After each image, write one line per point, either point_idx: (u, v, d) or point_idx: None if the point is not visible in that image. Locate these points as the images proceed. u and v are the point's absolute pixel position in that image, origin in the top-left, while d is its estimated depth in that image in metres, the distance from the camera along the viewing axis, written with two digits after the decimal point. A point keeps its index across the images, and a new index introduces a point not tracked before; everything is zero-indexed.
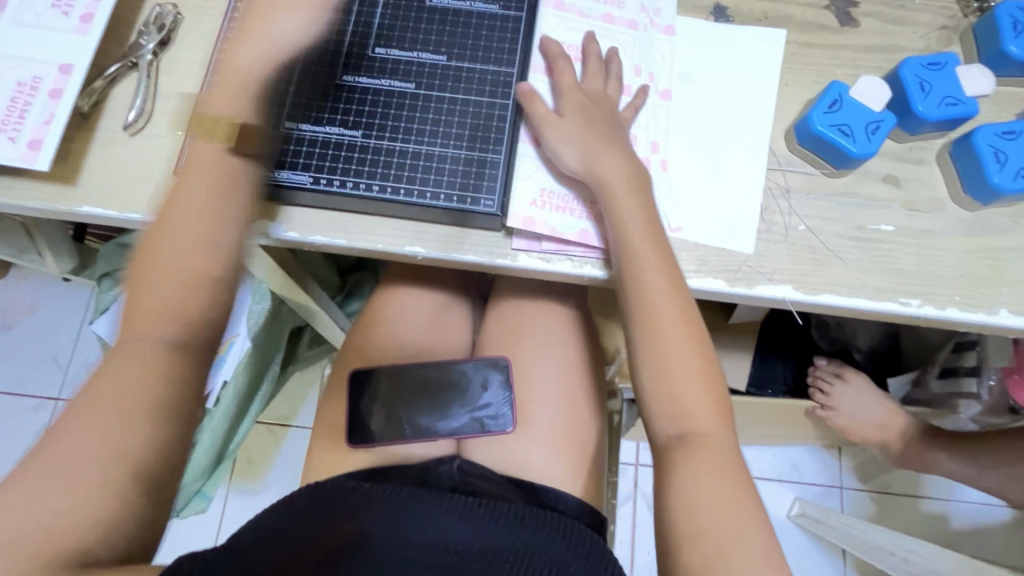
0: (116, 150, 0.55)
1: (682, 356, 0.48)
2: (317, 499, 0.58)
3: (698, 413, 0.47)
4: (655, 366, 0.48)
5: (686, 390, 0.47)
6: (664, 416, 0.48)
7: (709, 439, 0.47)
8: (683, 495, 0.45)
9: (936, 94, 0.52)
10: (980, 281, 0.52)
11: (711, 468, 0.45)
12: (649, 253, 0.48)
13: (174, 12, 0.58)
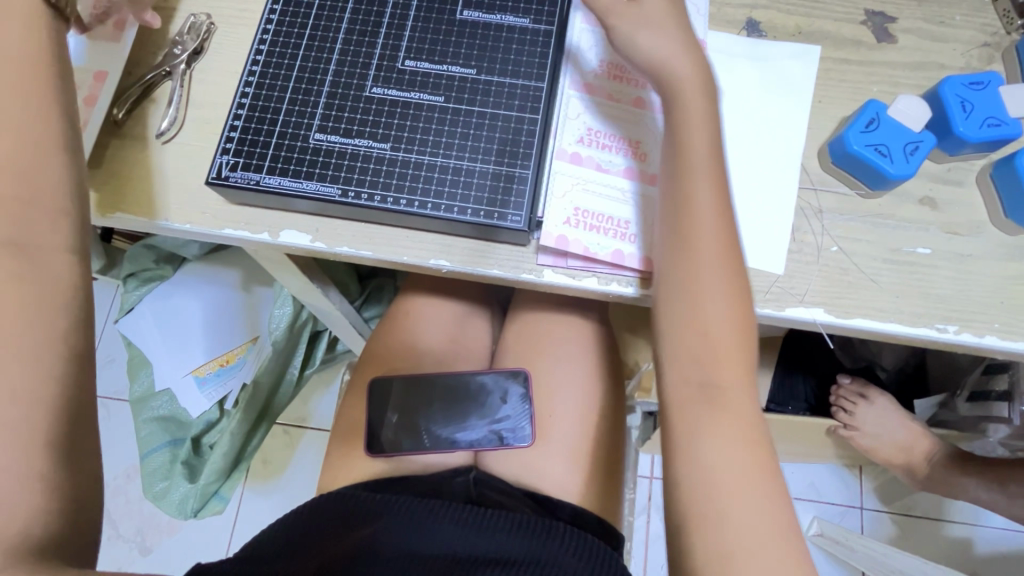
0: (148, 158, 0.55)
1: (717, 308, 0.43)
2: (332, 505, 0.61)
3: (726, 365, 0.43)
4: (685, 313, 0.44)
5: (718, 339, 0.43)
6: (684, 361, 0.44)
7: (733, 399, 0.42)
8: (700, 466, 0.41)
9: (978, 114, 0.51)
10: (1020, 308, 0.50)
11: (729, 436, 0.42)
12: (696, 194, 0.45)
13: (208, 21, 0.59)
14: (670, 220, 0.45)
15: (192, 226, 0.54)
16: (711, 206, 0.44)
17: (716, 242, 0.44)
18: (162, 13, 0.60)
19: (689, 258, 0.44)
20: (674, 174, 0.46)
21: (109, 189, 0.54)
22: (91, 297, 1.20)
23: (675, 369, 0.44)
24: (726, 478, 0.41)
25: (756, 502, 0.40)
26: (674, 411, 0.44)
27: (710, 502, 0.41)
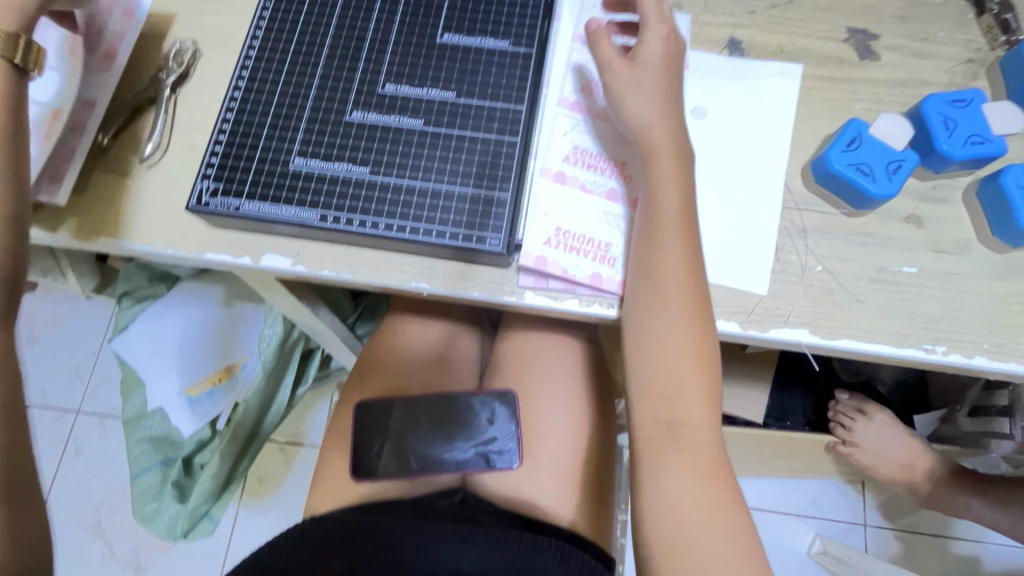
0: (131, 183, 0.55)
1: (683, 344, 0.46)
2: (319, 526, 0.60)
3: (688, 404, 0.45)
4: (652, 350, 0.46)
5: (682, 375, 0.46)
6: (654, 396, 0.46)
7: (695, 434, 0.45)
8: (666, 498, 0.44)
9: (961, 132, 0.50)
10: (1009, 328, 0.49)
11: (692, 469, 0.44)
12: (666, 236, 0.47)
13: (193, 47, 0.59)
14: (642, 258, 0.48)
15: (173, 250, 0.53)
16: (679, 246, 0.47)
17: (684, 280, 0.46)
18: (148, 39, 0.61)
19: (659, 294, 0.46)
20: (646, 217, 0.48)
21: (93, 214, 0.55)
22: (88, 316, 1.21)
23: (643, 407, 0.47)
24: (691, 509, 0.43)
25: (721, 531, 0.42)
26: (641, 447, 0.46)
27: (676, 531, 0.43)
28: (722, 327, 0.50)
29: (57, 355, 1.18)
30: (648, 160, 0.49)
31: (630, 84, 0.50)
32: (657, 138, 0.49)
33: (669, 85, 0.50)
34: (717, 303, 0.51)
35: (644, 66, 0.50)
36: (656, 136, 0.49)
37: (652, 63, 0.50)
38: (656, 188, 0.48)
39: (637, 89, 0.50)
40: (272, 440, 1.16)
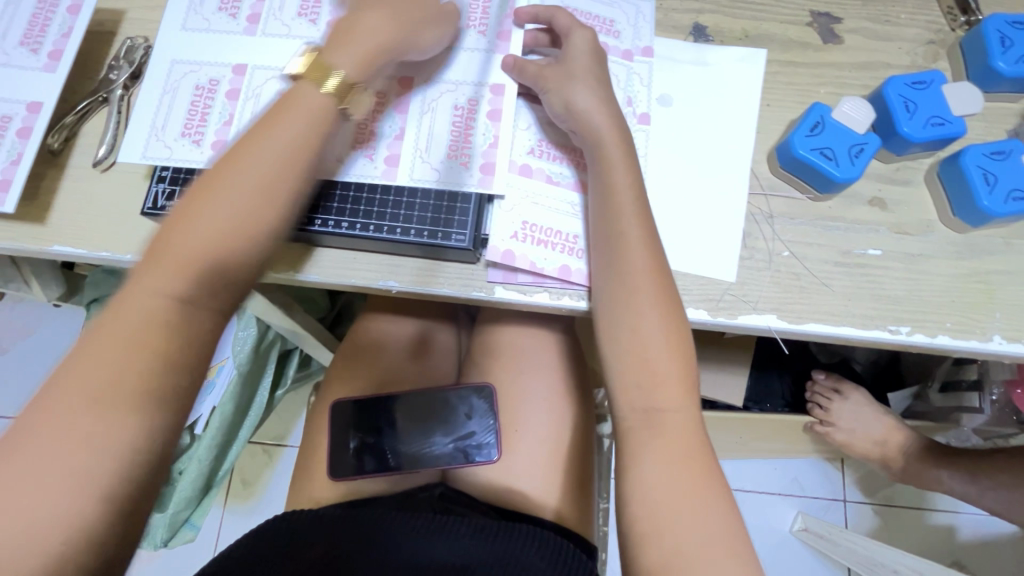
0: (87, 188, 0.54)
1: (655, 333, 0.46)
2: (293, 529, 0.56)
3: (665, 389, 0.45)
4: (625, 340, 0.46)
5: (655, 363, 0.45)
6: (631, 385, 0.46)
7: (673, 421, 0.45)
8: (643, 484, 0.44)
9: (921, 113, 0.51)
10: (971, 307, 0.50)
11: (670, 455, 0.44)
12: (634, 222, 0.47)
13: (145, 44, 0.57)
14: (607, 249, 0.48)
15: (133, 256, 0.52)
16: (644, 235, 0.47)
17: (651, 270, 0.46)
18: (98, 37, 0.58)
19: (625, 284, 0.46)
20: (610, 203, 0.48)
21: (47, 221, 0.53)
22: (58, 324, 1.17)
23: (622, 396, 0.46)
24: (667, 494, 0.43)
25: (700, 516, 0.42)
26: (621, 436, 0.46)
27: (653, 517, 0.42)
28: (691, 316, 0.50)
29: (28, 365, 1.15)
30: (603, 151, 0.49)
31: (574, 79, 0.50)
32: (608, 129, 0.49)
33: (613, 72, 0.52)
34: (686, 292, 0.51)
35: (581, 62, 0.51)
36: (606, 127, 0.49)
37: (583, 60, 0.51)
38: (612, 180, 0.48)
39: (584, 80, 0.51)
40: (255, 442, 1.15)
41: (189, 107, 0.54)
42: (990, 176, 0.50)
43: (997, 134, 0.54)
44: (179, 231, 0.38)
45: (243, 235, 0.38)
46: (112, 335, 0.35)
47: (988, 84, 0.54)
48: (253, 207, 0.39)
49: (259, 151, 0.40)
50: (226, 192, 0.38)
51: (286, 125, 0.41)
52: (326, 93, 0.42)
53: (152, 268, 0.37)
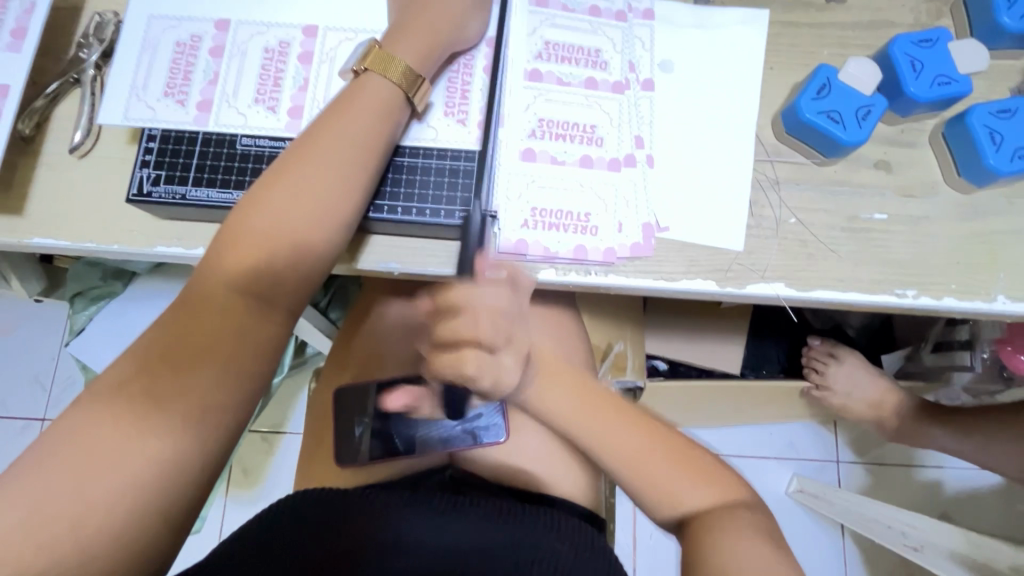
0: (65, 176, 0.51)
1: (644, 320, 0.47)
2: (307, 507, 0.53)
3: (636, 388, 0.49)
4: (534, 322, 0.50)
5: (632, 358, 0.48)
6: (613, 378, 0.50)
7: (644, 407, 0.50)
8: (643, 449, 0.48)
9: (928, 73, 0.50)
10: (977, 267, 0.50)
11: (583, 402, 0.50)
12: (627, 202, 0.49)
13: (115, 19, 0.54)
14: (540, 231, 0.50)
15: (119, 246, 0.50)
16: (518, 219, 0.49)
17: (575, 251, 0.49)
18: (64, 13, 0.55)
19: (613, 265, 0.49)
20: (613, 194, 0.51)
21: (25, 213, 0.50)
22: (41, 321, 1.14)
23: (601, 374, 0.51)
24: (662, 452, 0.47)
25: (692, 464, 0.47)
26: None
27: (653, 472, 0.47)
28: (700, 287, 0.50)
29: (13, 363, 1.12)
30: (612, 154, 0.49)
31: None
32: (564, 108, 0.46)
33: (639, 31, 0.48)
34: (694, 263, 0.50)
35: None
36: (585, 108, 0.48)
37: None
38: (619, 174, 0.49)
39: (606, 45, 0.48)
40: (253, 432, 1.14)
41: (171, 66, 0.51)
42: (996, 135, 0.49)
43: (1001, 92, 0.54)
44: (264, 215, 0.41)
45: (314, 223, 0.42)
46: (189, 310, 0.39)
47: (992, 40, 0.53)
48: (328, 196, 0.43)
49: (337, 141, 0.44)
50: (305, 181, 0.42)
51: (354, 117, 0.45)
52: (396, 86, 0.46)
53: (224, 257, 0.40)
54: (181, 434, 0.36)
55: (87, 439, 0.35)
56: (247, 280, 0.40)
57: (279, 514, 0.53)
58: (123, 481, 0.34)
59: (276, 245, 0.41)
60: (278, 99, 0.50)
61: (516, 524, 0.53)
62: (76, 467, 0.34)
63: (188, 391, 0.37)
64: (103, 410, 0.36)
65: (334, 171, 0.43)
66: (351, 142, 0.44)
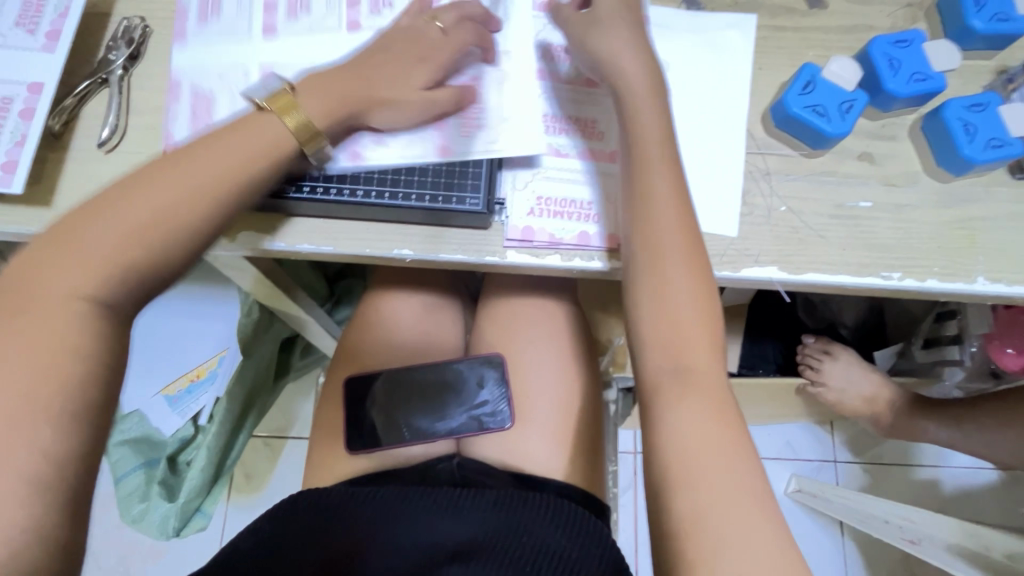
0: (92, 170, 0.54)
1: (691, 299, 0.45)
2: (314, 510, 0.56)
3: (692, 348, 0.45)
4: (650, 299, 0.46)
5: (683, 316, 0.45)
6: (658, 347, 0.46)
7: (705, 374, 0.44)
8: (674, 434, 0.43)
9: (905, 70, 0.53)
10: (958, 251, 0.53)
11: (704, 412, 0.43)
12: (668, 206, 0.47)
13: (142, 24, 0.57)
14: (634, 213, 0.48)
15: None
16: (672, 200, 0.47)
17: (680, 238, 0.47)
18: (93, 20, 0.58)
19: (655, 243, 0.47)
20: (638, 171, 0.48)
21: (52, 204, 0.53)
22: None
23: (654, 349, 0.46)
24: (710, 444, 0.42)
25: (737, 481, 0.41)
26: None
27: (686, 466, 0.42)
28: None
29: None
30: (634, 138, 0.49)
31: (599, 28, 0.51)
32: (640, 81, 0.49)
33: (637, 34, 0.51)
34: None
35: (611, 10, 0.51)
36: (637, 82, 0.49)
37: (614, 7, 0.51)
38: (644, 164, 0.48)
39: (614, 27, 0.51)
40: (257, 435, 1.15)
41: (201, 47, 0.56)
42: (970, 127, 0.52)
43: (974, 90, 0.57)
44: (126, 206, 0.41)
45: (153, 237, 0.41)
46: None
47: (965, 41, 0.57)
48: (185, 208, 0.41)
49: (214, 153, 0.43)
50: (151, 190, 0.41)
51: (263, 130, 0.45)
52: (283, 127, 0.46)
53: (137, 189, 0.41)
54: None
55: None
56: (119, 268, 0.40)
57: (288, 518, 0.56)
58: None
59: (131, 242, 0.40)
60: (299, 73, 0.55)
61: (510, 515, 0.55)
62: None
63: None
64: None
65: (192, 183, 0.42)
66: (235, 152, 0.44)
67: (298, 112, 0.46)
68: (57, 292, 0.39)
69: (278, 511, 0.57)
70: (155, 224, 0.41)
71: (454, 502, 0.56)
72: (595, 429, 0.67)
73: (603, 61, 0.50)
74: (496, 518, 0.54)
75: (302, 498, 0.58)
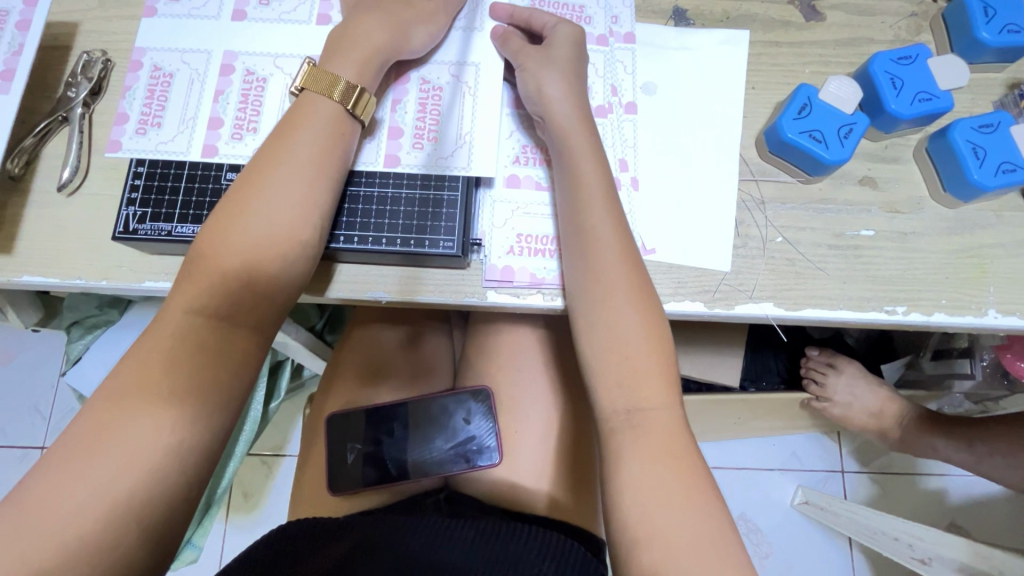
0: (54, 213, 0.52)
1: (636, 335, 0.44)
2: (295, 537, 0.53)
3: (646, 387, 0.43)
4: (603, 331, 0.45)
5: (635, 356, 0.44)
6: (614, 387, 0.44)
7: (656, 418, 0.43)
8: (629, 486, 0.40)
9: (908, 90, 0.50)
10: (967, 281, 0.50)
11: (654, 455, 0.41)
12: (603, 214, 0.46)
13: (103, 58, 0.54)
14: (577, 249, 0.47)
15: (108, 282, 0.50)
16: (614, 234, 0.46)
17: (627, 274, 0.45)
18: (54, 54, 0.56)
19: (600, 281, 0.45)
20: (574, 206, 0.47)
21: (13, 251, 0.51)
22: (41, 350, 1.14)
23: (614, 394, 0.43)
24: (675, 490, 0.40)
25: (706, 522, 0.39)
26: (604, 440, 0.44)
27: (645, 518, 0.39)
28: (688, 308, 0.50)
29: (13, 393, 1.12)
30: (567, 154, 0.48)
31: (546, 67, 0.49)
32: (571, 120, 0.48)
33: (580, 68, 0.50)
34: (682, 284, 0.50)
35: (558, 52, 0.50)
36: (568, 122, 0.48)
37: (564, 49, 0.50)
38: (579, 184, 0.47)
39: (554, 67, 0.49)
40: (252, 455, 1.13)
41: (147, 93, 0.52)
42: (980, 150, 0.49)
43: (982, 106, 0.54)
44: (219, 240, 0.41)
45: (254, 262, 0.41)
46: (172, 343, 0.39)
47: (973, 54, 0.53)
48: (278, 230, 0.42)
49: (281, 172, 0.43)
50: (243, 215, 0.42)
51: (311, 138, 0.44)
52: (339, 103, 0.46)
53: (229, 216, 0.42)
54: (166, 469, 0.36)
55: (70, 472, 0.34)
56: (208, 301, 0.40)
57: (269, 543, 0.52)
58: (94, 519, 0.33)
59: (232, 268, 0.41)
60: (244, 134, 0.51)
61: (502, 544, 0.52)
62: (61, 507, 0.33)
63: (172, 418, 0.37)
64: (85, 439, 0.36)
65: (282, 204, 0.42)
66: (305, 165, 0.44)
67: (338, 80, 0.46)
68: (173, 314, 0.40)
69: (257, 540, 0.53)
70: (256, 247, 0.41)
71: (446, 528, 0.53)
72: (587, 463, 0.65)
73: (536, 99, 0.49)
74: (483, 548, 0.51)
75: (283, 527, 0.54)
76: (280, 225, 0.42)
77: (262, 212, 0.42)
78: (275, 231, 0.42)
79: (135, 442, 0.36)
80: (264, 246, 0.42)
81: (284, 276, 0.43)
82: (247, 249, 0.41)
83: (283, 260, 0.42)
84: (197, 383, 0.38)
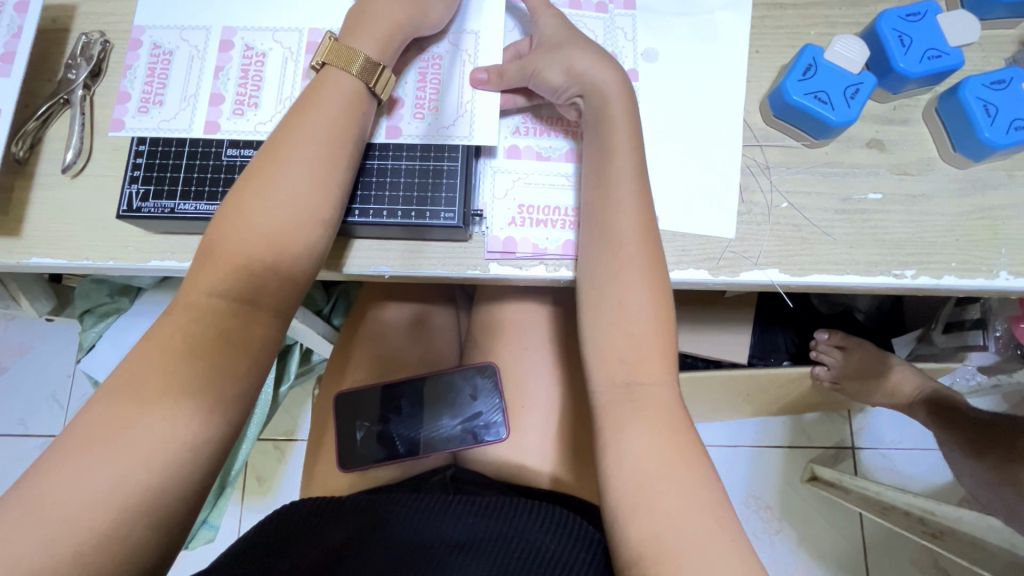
0: (59, 196, 0.52)
1: (643, 306, 0.44)
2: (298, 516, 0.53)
3: (645, 364, 0.43)
4: (616, 301, 0.44)
5: (644, 324, 0.43)
6: (619, 357, 0.43)
7: (653, 394, 0.43)
8: (624, 459, 0.41)
9: (916, 48, 0.49)
10: (977, 243, 0.49)
11: (654, 428, 0.41)
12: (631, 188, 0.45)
13: (101, 39, 0.54)
14: (599, 221, 0.46)
15: (115, 262, 0.51)
16: (636, 207, 0.45)
17: (640, 244, 0.45)
18: (53, 38, 0.56)
19: (620, 253, 0.45)
20: (602, 180, 0.46)
21: (21, 234, 0.51)
22: (56, 341, 1.16)
23: (618, 365, 0.43)
24: (668, 462, 0.40)
25: (696, 497, 0.39)
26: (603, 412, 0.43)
27: (639, 490, 0.39)
28: (693, 277, 0.49)
29: (30, 383, 1.14)
30: (603, 126, 0.47)
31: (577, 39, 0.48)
32: (603, 90, 0.47)
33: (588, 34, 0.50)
34: (686, 252, 0.50)
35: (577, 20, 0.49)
36: (604, 93, 0.47)
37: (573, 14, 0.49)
38: (608, 157, 0.46)
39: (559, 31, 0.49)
40: (265, 439, 1.15)
41: (147, 72, 0.52)
42: (991, 108, 0.48)
43: (994, 64, 0.52)
44: (239, 220, 0.41)
45: (275, 242, 0.41)
46: (178, 320, 0.39)
47: (983, 11, 0.52)
48: (297, 209, 0.42)
49: (297, 150, 0.43)
50: (262, 195, 0.41)
51: (326, 116, 0.44)
52: (360, 81, 0.45)
53: (247, 196, 0.41)
54: (174, 438, 0.36)
55: (80, 442, 0.35)
56: (229, 282, 0.40)
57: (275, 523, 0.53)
58: (104, 485, 0.34)
59: (253, 248, 0.41)
60: (246, 110, 0.51)
61: (503, 520, 0.52)
62: (70, 479, 0.34)
63: (180, 391, 0.37)
64: (92, 412, 0.36)
65: (300, 183, 0.42)
66: (319, 143, 0.43)
67: (358, 56, 0.45)
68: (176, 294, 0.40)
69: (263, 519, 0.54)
70: (276, 227, 0.41)
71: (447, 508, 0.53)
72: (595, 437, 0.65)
73: (565, 70, 0.48)
74: (485, 524, 0.52)
75: (289, 506, 0.55)
76: (299, 204, 0.42)
77: (281, 192, 0.42)
78: (295, 210, 0.42)
79: (144, 414, 0.36)
80: (285, 226, 0.41)
81: (305, 256, 0.43)
82: (268, 226, 0.41)
83: (304, 240, 0.42)
84: (202, 354, 0.39)
